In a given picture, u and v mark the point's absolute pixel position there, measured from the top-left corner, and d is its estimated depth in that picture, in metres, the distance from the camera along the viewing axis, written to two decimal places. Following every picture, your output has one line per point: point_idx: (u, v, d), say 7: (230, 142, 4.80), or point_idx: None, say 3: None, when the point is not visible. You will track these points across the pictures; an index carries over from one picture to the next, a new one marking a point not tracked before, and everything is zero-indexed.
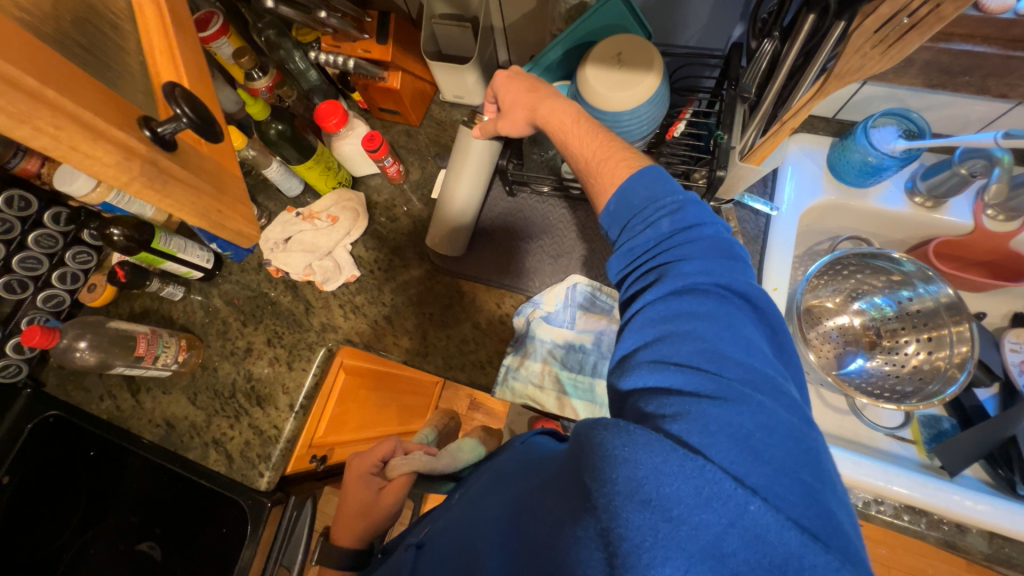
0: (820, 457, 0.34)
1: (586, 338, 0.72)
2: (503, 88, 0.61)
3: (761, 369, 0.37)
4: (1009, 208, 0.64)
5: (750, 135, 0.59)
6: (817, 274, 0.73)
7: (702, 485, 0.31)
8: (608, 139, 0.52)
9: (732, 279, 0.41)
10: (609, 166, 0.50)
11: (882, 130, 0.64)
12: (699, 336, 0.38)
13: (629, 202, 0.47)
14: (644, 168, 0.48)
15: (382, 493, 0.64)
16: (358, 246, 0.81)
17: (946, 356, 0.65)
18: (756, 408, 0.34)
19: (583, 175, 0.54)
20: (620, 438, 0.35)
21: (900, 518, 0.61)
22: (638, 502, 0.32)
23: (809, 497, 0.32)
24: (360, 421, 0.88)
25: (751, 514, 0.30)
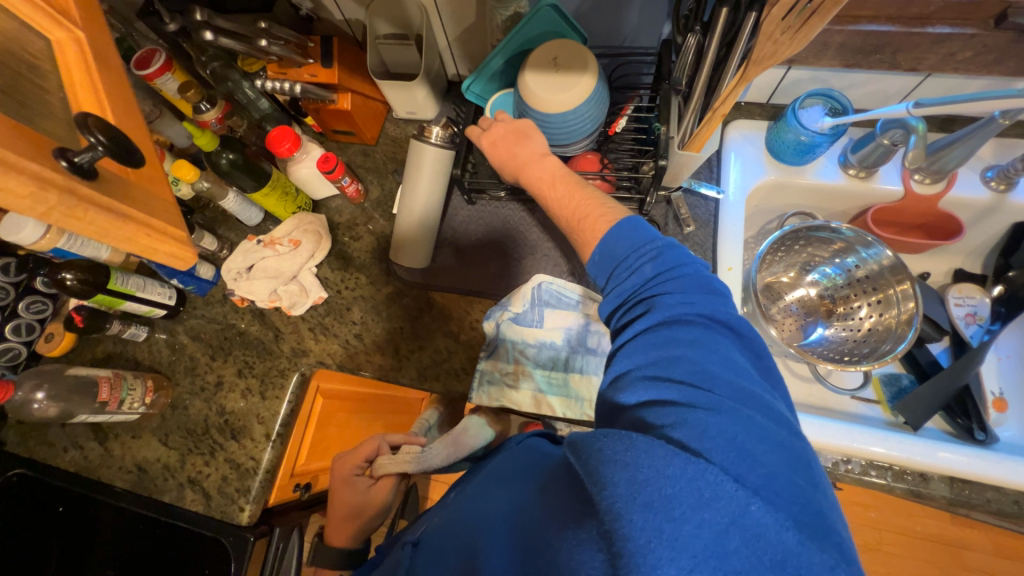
0: (809, 463, 0.35)
1: (556, 334, 0.71)
2: (499, 139, 0.62)
3: (748, 386, 0.38)
4: (935, 171, 0.68)
5: (687, 123, 0.61)
6: (770, 250, 0.75)
7: (702, 485, 0.31)
8: (586, 195, 0.54)
9: (715, 309, 0.43)
10: (589, 223, 0.52)
11: (809, 110, 0.69)
12: (688, 359, 0.40)
13: (612, 252, 0.49)
14: (624, 221, 0.49)
15: (373, 489, 0.63)
16: (324, 268, 0.81)
17: (895, 315, 0.69)
18: (748, 419, 0.35)
19: (565, 233, 0.56)
20: (621, 443, 0.35)
21: (867, 474, 0.64)
22: (641, 503, 0.32)
23: (803, 498, 0.33)
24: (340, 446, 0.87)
25: (753, 514, 0.30)
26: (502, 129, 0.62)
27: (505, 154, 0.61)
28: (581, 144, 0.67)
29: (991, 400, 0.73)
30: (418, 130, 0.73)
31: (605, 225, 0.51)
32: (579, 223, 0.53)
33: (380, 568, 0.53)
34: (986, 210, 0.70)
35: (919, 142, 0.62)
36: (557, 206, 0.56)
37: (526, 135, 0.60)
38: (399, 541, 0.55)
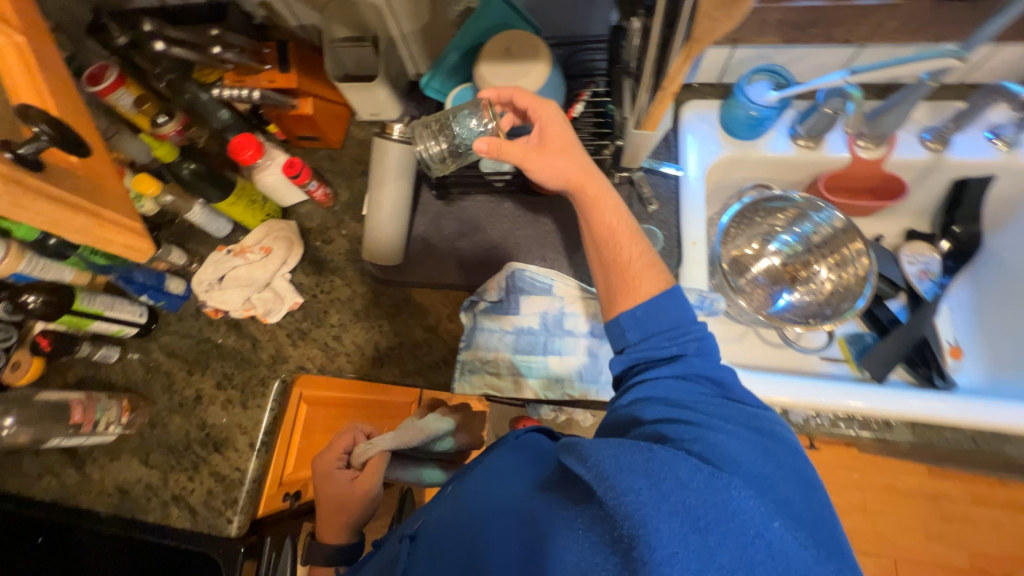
0: (816, 492, 0.39)
1: (533, 320, 0.71)
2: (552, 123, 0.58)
3: (758, 429, 0.43)
4: (876, 136, 0.72)
5: (641, 104, 0.63)
6: (732, 223, 0.78)
7: (726, 498, 0.33)
8: (645, 251, 0.56)
9: (719, 369, 0.50)
10: (644, 275, 0.54)
11: (756, 86, 0.72)
12: (709, 410, 0.44)
13: (656, 318, 0.52)
14: (672, 290, 0.53)
15: (355, 482, 0.61)
16: (297, 274, 0.81)
17: (851, 272, 0.73)
18: (760, 454, 0.40)
19: (610, 272, 0.56)
20: (643, 454, 0.37)
21: (837, 426, 0.66)
22: (666, 511, 0.33)
23: (814, 523, 0.36)
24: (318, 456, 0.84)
25: (776, 529, 0.32)
26: (552, 121, 0.58)
27: (559, 145, 0.58)
28: None
29: (947, 349, 0.77)
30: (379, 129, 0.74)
31: (651, 287, 0.53)
32: (620, 279, 0.55)
33: (376, 563, 0.52)
34: (926, 169, 0.74)
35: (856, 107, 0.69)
36: (616, 248, 0.56)
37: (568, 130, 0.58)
38: (396, 534, 0.54)
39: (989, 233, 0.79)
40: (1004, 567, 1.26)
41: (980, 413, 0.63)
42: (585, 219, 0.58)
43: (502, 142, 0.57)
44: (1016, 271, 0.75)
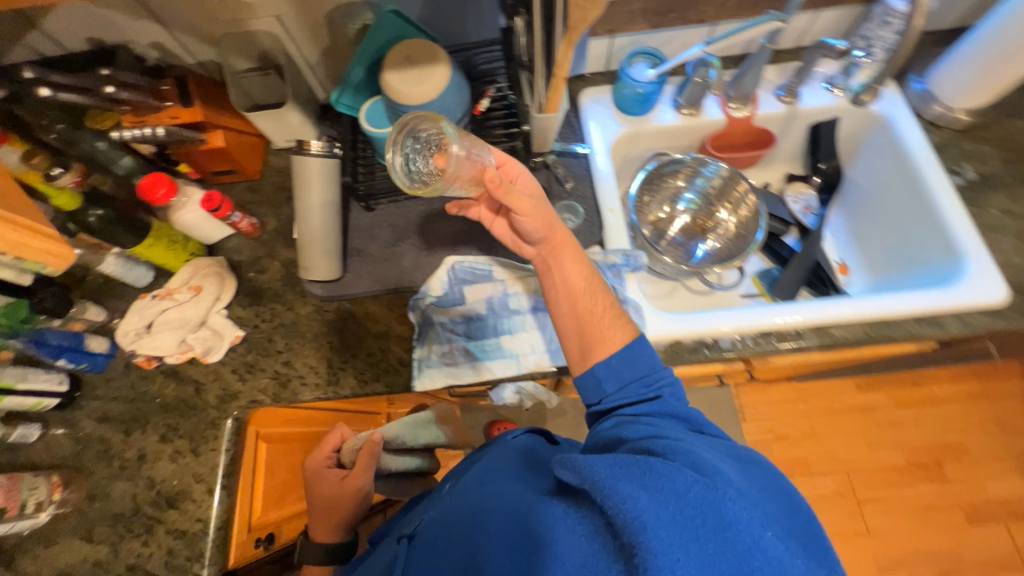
0: (793, 513, 0.46)
1: (481, 307, 0.74)
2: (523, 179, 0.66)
3: (739, 460, 0.49)
4: (742, 97, 0.84)
5: (539, 91, 0.69)
6: (642, 189, 0.87)
7: (722, 507, 0.38)
8: (611, 309, 0.63)
9: (685, 407, 0.58)
10: (611, 326, 0.62)
11: (636, 67, 0.82)
12: (694, 440, 0.50)
13: (630, 368, 0.59)
14: (637, 338, 0.61)
15: (343, 480, 0.74)
16: (234, 308, 0.79)
17: (745, 210, 0.85)
18: (744, 480, 0.46)
19: (576, 322, 0.62)
20: (643, 473, 0.42)
21: (759, 343, 0.72)
22: (666, 521, 0.38)
23: (795, 538, 0.42)
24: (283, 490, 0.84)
25: (769, 540, 0.37)
26: (524, 179, 0.67)
27: (527, 184, 0.66)
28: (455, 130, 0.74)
29: (836, 267, 0.91)
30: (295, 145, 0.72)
31: (621, 337, 0.61)
32: (596, 331, 0.61)
33: (378, 564, 0.60)
34: (787, 120, 0.87)
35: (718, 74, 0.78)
36: (583, 304, 0.62)
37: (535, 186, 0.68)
38: (394, 538, 0.64)
39: (846, 165, 0.93)
40: (930, 456, 1.44)
41: (865, 308, 0.72)
42: (545, 270, 0.64)
43: (509, 185, 0.57)
44: (870, 189, 0.89)
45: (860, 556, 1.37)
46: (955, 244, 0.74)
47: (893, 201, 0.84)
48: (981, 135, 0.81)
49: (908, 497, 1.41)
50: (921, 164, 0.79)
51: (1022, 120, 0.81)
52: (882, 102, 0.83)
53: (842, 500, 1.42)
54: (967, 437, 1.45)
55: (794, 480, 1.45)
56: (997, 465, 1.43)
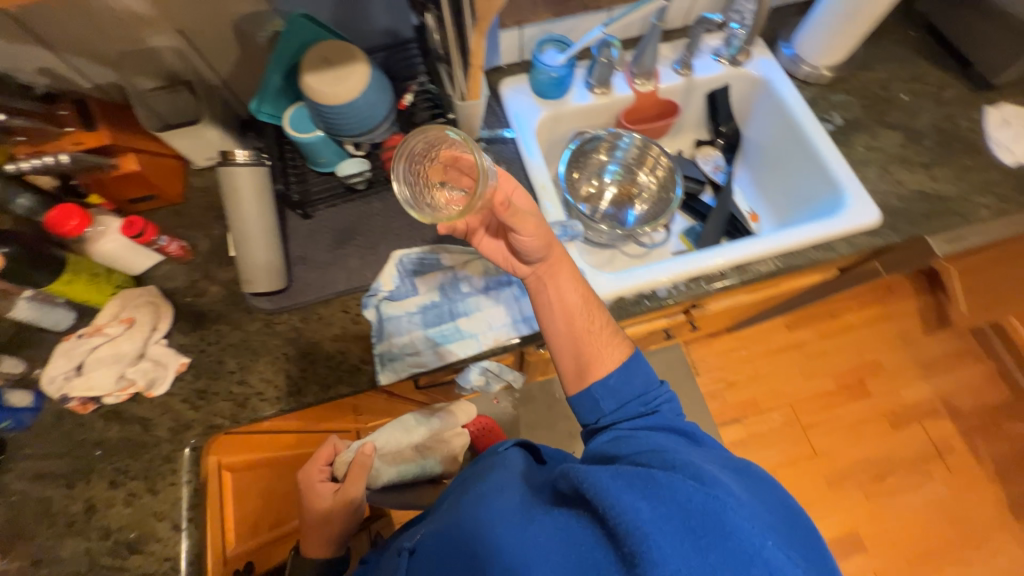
0: (788, 518, 0.52)
1: (434, 295, 0.77)
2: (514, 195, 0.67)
3: (736, 471, 0.55)
4: (644, 74, 0.92)
5: (459, 81, 0.73)
6: (570, 166, 0.94)
7: (721, 516, 0.44)
8: (607, 325, 0.70)
9: (680, 420, 0.64)
10: (606, 343, 0.68)
11: (547, 54, 0.89)
12: (692, 454, 0.57)
13: (625, 386, 0.66)
14: (632, 356, 0.68)
15: (336, 492, 0.80)
16: (175, 336, 0.75)
17: (659, 172, 0.95)
18: (745, 489, 0.52)
19: (571, 340, 0.69)
20: (645, 487, 0.48)
21: (689, 288, 0.80)
22: (667, 529, 0.44)
23: (791, 542, 0.48)
24: (247, 521, 0.81)
25: (770, 548, 0.43)
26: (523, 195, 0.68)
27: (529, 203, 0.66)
28: (382, 127, 0.76)
29: (747, 216, 1.02)
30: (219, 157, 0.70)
31: (618, 354, 0.68)
32: (594, 350, 0.68)
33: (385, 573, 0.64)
34: (686, 90, 0.97)
35: (618, 53, 0.86)
36: (582, 325, 0.69)
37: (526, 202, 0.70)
38: (395, 549, 0.66)
39: (743, 126, 1.04)
40: (853, 376, 1.64)
41: (775, 244, 0.81)
42: (546, 291, 0.70)
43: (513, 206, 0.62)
44: (764, 143, 1.01)
45: (812, 476, 1.52)
46: (835, 179, 0.86)
47: (783, 151, 0.96)
48: (843, 87, 0.95)
49: (843, 416, 1.59)
50: (799, 114, 0.91)
51: (871, 72, 0.96)
52: (761, 66, 0.96)
53: (790, 429, 1.58)
54: (880, 354, 1.67)
55: (748, 419, 1.59)
56: (907, 373, 1.64)
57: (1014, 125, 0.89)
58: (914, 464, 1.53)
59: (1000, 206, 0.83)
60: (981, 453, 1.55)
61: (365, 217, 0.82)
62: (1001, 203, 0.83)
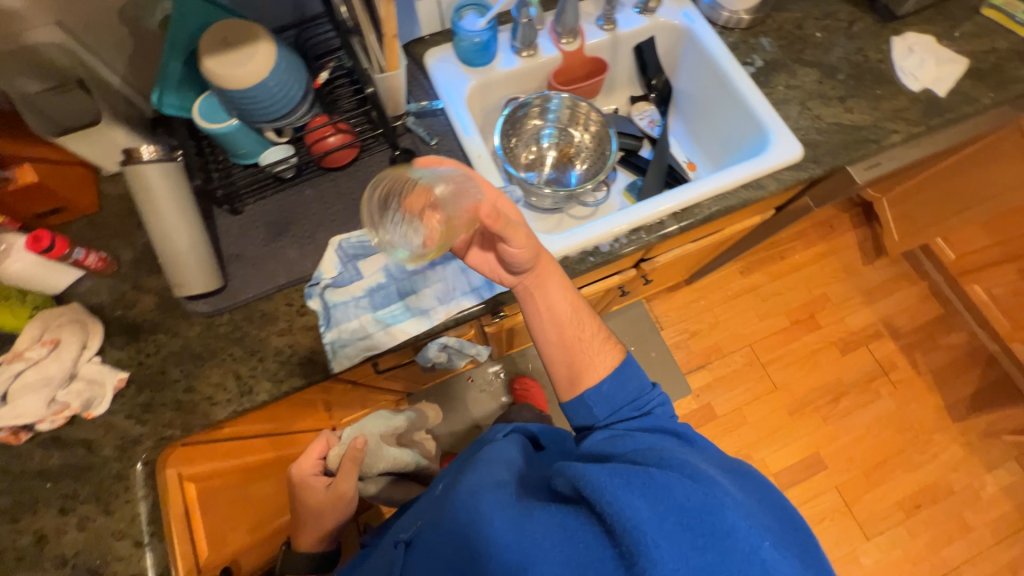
0: (779, 511, 0.56)
1: (379, 276, 0.75)
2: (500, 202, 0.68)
3: (731, 467, 0.59)
4: (569, 32, 0.91)
5: (375, 52, 0.71)
6: (505, 135, 0.93)
7: (719, 517, 0.48)
8: (600, 333, 0.75)
9: (672, 420, 0.67)
10: (597, 352, 0.72)
11: (467, 18, 0.86)
12: (689, 452, 0.59)
13: (620, 391, 0.69)
14: (625, 361, 0.71)
15: (330, 484, 0.79)
16: (109, 353, 0.71)
17: (593, 128, 0.95)
18: (740, 487, 0.55)
19: (564, 348, 0.73)
20: (647, 483, 0.50)
21: (632, 240, 0.81)
22: (667, 529, 0.47)
23: (783, 535, 0.53)
24: (224, 528, 0.80)
25: (763, 547, 0.47)
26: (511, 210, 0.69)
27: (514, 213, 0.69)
28: (301, 109, 0.73)
29: (685, 165, 1.05)
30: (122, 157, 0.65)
31: (611, 361, 0.72)
32: (585, 360, 0.72)
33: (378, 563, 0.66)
34: (612, 46, 0.97)
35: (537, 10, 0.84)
36: (575, 335, 0.73)
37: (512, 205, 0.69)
38: (389, 539, 0.68)
39: (673, 78, 1.06)
40: (804, 311, 1.74)
41: (716, 182, 0.84)
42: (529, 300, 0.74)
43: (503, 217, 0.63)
44: (693, 94, 1.03)
45: (775, 407, 1.62)
46: (759, 120, 0.89)
47: (712, 99, 0.98)
48: (761, 30, 0.97)
49: (798, 349, 1.69)
50: (722, 61, 0.93)
51: (786, 12, 0.98)
52: (684, 16, 0.97)
53: (751, 368, 1.67)
54: (826, 287, 1.77)
55: (713, 364, 1.67)
56: (851, 302, 1.75)
57: (918, 52, 0.93)
58: (864, 384, 1.65)
59: (910, 130, 0.88)
60: (921, 366, 1.68)
61: (297, 206, 0.79)
62: (910, 127, 0.88)
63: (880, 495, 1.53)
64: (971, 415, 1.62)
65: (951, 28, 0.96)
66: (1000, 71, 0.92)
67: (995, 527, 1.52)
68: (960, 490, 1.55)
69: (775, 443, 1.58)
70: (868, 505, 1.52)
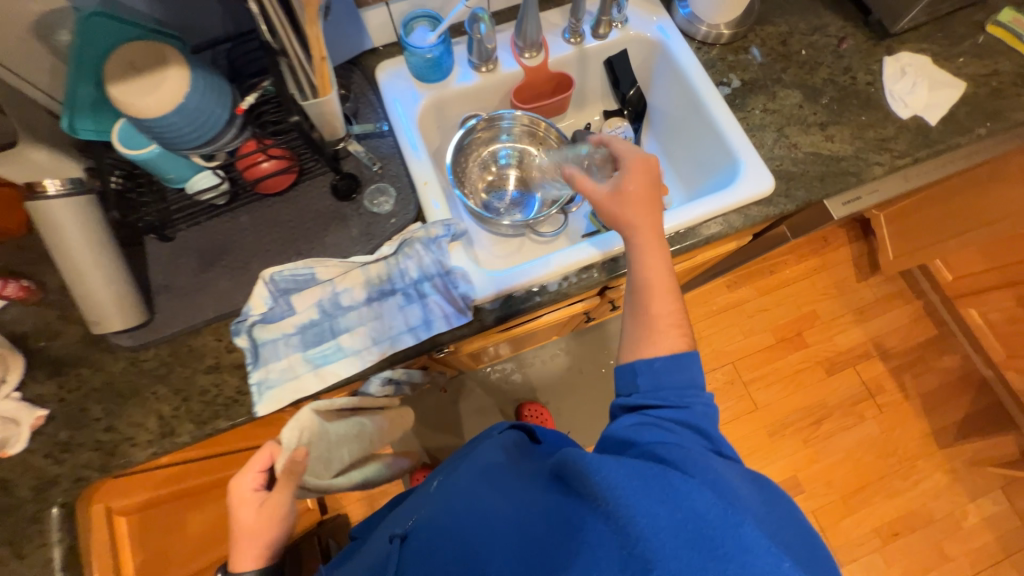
0: (807, 538, 0.50)
1: (312, 312, 0.71)
2: (630, 172, 0.65)
3: (761, 486, 0.53)
4: (530, 46, 0.85)
5: (304, 76, 0.66)
6: (460, 161, 0.89)
7: (738, 531, 0.43)
8: (672, 304, 0.62)
9: (712, 423, 0.58)
10: (666, 332, 0.61)
11: (417, 32, 0.80)
12: (720, 464, 0.53)
13: (671, 376, 0.59)
14: (689, 352, 0.60)
15: (261, 508, 0.60)
16: (30, 387, 0.69)
17: (554, 145, 0.92)
18: (765, 509, 0.50)
19: (635, 309, 0.63)
20: (662, 487, 0.48)
21: (581, 278, 0.76)
22: (681, 538, 0.44)
23: (807, 561, 0.47)
24: (157, 560, 0.79)
25: (786, 570, 0.41)
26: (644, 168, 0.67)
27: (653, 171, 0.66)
28: (227, 133, 0.68)
29: None
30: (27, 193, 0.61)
31: (671, 347, 0.61)
32: (648, 332, 0.62)
33: (369, 560, 0.63)
34: (579, 60, 0.91)
35: (488, 27, 0.78)
36: (649, 303, 0.62)
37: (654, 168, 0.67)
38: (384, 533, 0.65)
39: (647, 94, 0.99)
40: (791, 328, 1.68)
41: (699, 209, 0.79)
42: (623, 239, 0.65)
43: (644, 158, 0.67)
44: (670, 111, 0.95)
45: (755, 428, 1.57)
46: (730, 147, 0.83)
47: (685, 119, 0.92)
48: (741, 46, 0.90)
49: (782, 368, 1.64)
50: (697, 80, 0.86)
51: (770, 26, 0.91)
52: (658, 29, 0.90)
53: (733, 386, 1.62)
54: (816, 304, 1.71)
55: None
56: (842, 321, 1.69)
57: (910, 74, 0.86)
58: (849, 406, 1.60)
59: (894, 162, 0.81)
60: (909, 389, 1.63)
61: (231, 233, 0.75)
62: (894, 159, 0.81)
63: (858, 521, 1.50)
64: (957, 442, 1.57)
65: (949, 47, 0.88)
66: (1000, 97, 0.85)
67: (975, 558, 1.48)
68: (941, 518, 1.51)
69: (753, 464, 1.54)
70: (845, 531, 1.49)
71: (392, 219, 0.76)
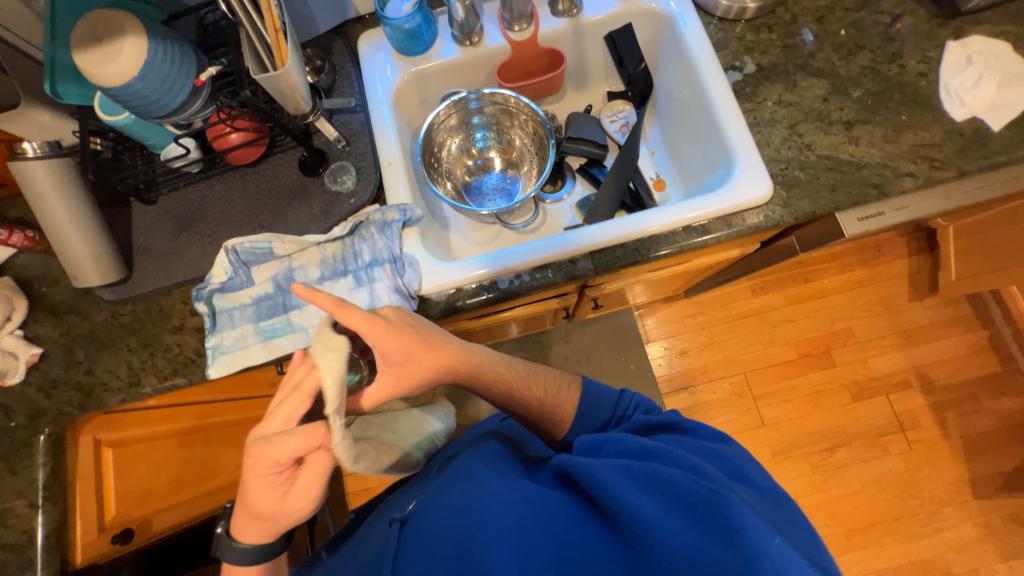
0: (802, 528, 0.48)
1: (268, 285, 0.73)
2: (385, 346, 0.56)
3: (748, 480, 0.53)
4: (517, 17, 0.78)
5: (263, 49, 0.64)
6: (429, 146, 0.84)
7: (726, 510, 0.42)
8: (548, 377, 0.71)
9: (676, 421, 0.63)
10: (565, 395, 0.70)
11: (393, 2, 0.76)
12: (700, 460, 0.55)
13: (592, 416, 0.68)
14: (584, 395, 0.69)
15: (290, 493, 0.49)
16: (31, 327, 0.77)
17: (529, 121, 0.85)
18: (753, 496, 0.49)
19: (535, 414, 0.68)
20: (647, 473, 0.49)
21: (537, 275, 0.72)
22: (669, 525, 0.44)
23: (806, 544, 0.46)
24: (142, 489, 0.90)
25: (778, 544, 0.40)
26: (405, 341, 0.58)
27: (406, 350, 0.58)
28: (193, 103, 0.69)
29: (651, 184, 0.89)
30: (12, 153, 0.67)
31: (571, 403, 0.69)
32: (541, 417, 0.68)
33: (370, 550, 0.57)
34: (574, 34, 0.83)
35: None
36: (529, 392, 0.67)
37: (406, 322, 0.59)
38: (385, 519, 0.60)
39: (654, 75, 0.88)
40: (819, 345, 1.52)
41: (687, 210, 0.70)
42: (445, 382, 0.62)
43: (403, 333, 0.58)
44: (673, 95, 0.85)
45: (758, 445, 1.46)
46: (727, 145, 0.73)
47: (688, 107, 0.81)
48: (768, 23, 0.77)
49: (800, 387, 1.50)
50: (699, 63, 0.76)
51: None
52: (668, 1, 0.80)
53: (741, 399, 1.51)
54: (854, 321, 1.53)
55: (697, 387, 1.52)
56: (881, 342, 1.51)
57: (977, 64, 0.70)
58: (873, 437, 1.45)
59: (930, 173, 0.68)
60: (949, 429, 1.44)
61: (205, 202, 0.78)
62: (933, 170, 0.68)
63: (859, 559, 1.38)
64: (997, 495, 1.39)
65: None
66: None
67: None
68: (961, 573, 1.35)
69: None
70: (842, 568, 1.37)
71: (352, 199, 0.75)
